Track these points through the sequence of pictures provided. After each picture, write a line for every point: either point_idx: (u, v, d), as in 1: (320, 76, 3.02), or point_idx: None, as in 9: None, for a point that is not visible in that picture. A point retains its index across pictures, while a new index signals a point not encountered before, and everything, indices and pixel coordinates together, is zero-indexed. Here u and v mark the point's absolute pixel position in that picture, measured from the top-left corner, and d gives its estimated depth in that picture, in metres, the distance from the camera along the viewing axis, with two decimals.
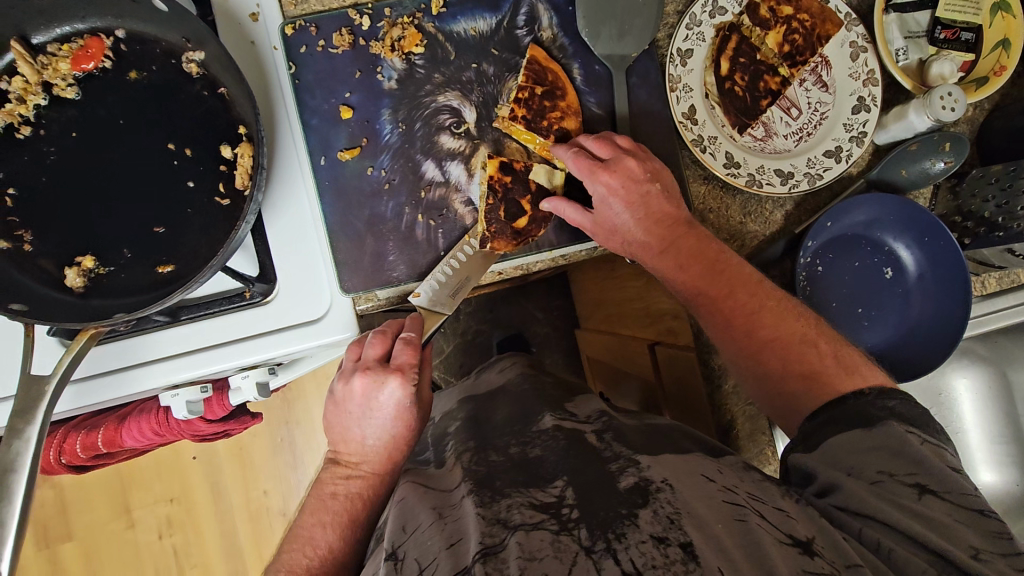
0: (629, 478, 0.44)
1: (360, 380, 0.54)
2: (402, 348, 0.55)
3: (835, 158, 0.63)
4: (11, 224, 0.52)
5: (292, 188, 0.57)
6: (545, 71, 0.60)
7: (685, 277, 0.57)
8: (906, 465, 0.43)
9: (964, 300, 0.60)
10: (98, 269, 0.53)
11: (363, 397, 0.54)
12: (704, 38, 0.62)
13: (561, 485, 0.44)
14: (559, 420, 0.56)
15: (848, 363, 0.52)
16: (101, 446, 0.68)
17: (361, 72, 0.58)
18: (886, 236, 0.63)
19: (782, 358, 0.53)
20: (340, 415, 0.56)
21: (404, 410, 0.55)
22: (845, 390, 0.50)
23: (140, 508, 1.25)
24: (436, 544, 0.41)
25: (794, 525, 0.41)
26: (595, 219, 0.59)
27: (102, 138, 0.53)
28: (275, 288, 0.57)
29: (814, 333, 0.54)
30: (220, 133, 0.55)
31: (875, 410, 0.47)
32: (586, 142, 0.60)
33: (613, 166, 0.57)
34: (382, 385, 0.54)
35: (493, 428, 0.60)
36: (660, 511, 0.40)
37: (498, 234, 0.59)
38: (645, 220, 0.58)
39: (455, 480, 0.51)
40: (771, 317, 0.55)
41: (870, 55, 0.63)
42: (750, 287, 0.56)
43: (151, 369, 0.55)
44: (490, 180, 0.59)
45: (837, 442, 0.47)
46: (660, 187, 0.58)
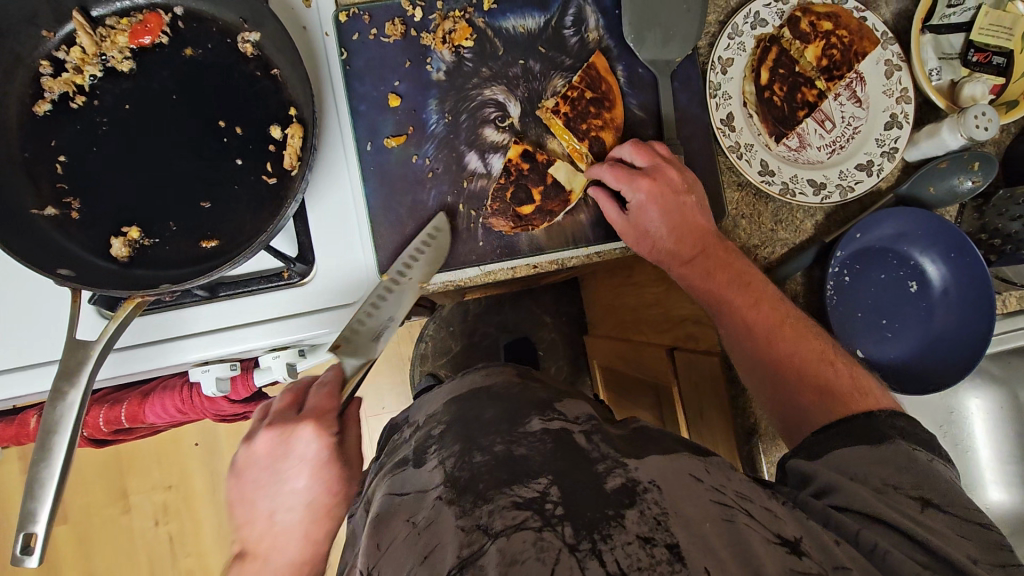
0: (616, 478, 0.42)
1: (265, 436, 0.49)
2: (313, 394, 0.51)
3: (867, 171, 0.64)
4: (60, 191, 0.52)
5: (337, 172, 0.58)
6: (600, 80, 0.62)
7: (711, 283, 0.58)
8: (913, 479, 0.43)
9: (988, 317, 0.61)
10: (143, 241, 0.53)
11: (269, 454, 0.48)
12: (745, 48, 0.64)
13: (545, 480, 0.42)
14: (548, 422, 0.50)
15: (861, 384, 0.52)
16: (123, 421, 0.68)
17: (410, 62, 0.59)
18: (912, 250, 0.64)
19: (798, 371, 0.53)
20: (245, 482, 0.48)
21: (317, 470, 0.48)
22: (857, 410, 0.49)
23: (138, 492, 1.24)
24: (410, 560, 0.38)
25: (782, 524, 0.40)
26: (628, 222, 0.60)
27: (154, 111, 0.54)
28: (314, 270, 0.57)
29: (832, 352, 0.55)
30: (271, 113, 0.55)
31: (885, 430, 0.47)
32: (622, 152, 0.61)
33: (652, 174, 0.59)
34: (292, 436, 0.48)
35: (479, 420, 0.52)
36: (646, 513, 0.39)
37: (498, 212, 0.60)
38: (677, 229, 0.59)
39: (430, 477, 0.46)
40: (792, 333, 0.55)
41: (904, 74, 0.65)
42: (772, 303, 0.57)
43: (188, 343, 0.55)
44: (509, 163, 0.61)
45: (846, 452, 0.46)
46: (695, 200, 0.60)
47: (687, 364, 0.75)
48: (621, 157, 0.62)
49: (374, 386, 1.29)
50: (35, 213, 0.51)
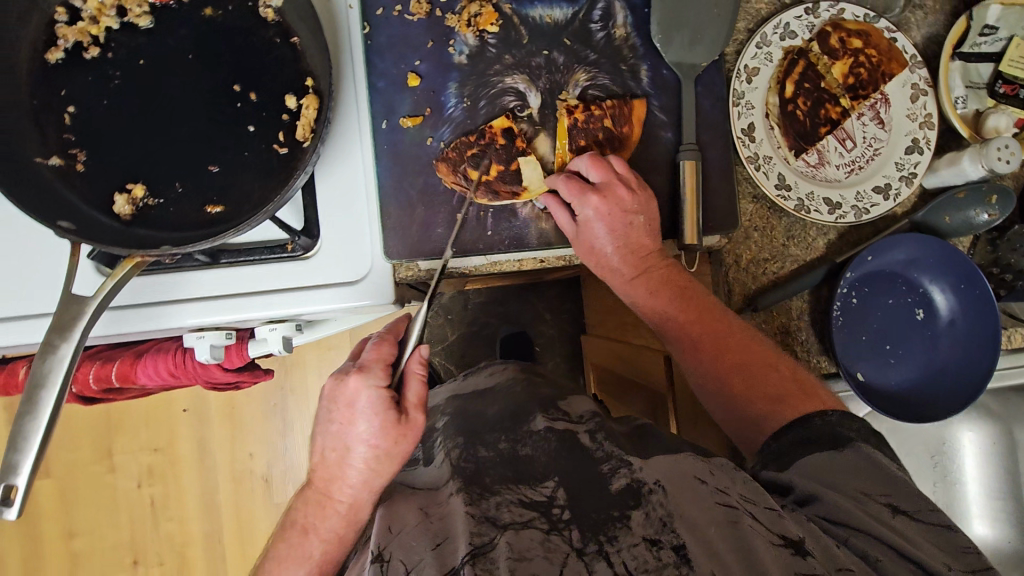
0: (621, 480, 0.44)
1: (330, 380, 0.50)
2: (371, 347, 0.50)
3: (883, 195, 0.64)
4: (66, 142, 0.51)
5: (349, 148, 0.57)
6: (626, 120, 0.61)
7: (656, 303, 0.57)
8: (879, 486, 0.45)
9: (995, 350, 0.61)
10: (147, 199, 0.52)
11: (330, 400, 0.49)
12: (772, 59, 0.63)
13: (552, 485, 0.45)
14: (552, 421, 0.54)
15: (806, 386, 0.53)
16: (114, 380, 0.67)
17: (433, 42, 0.58)
18: (922, 277, 0.64)
19: (746, 382, 0.54)
20: (319, 421, 0.50)
21: (359, 417, 0.47)
22: (811, 413, 0.50)
23: (123, 453, 1.24)
24: (421, 544, 0.40)
25: (786, 524, 0.40)
26: (578, 236, 0.57)
27: (169, 69, 0.53)
28: (317, 245, 0.56)
29: (775, 358, 0.55)
30: (288, 82, 0.54)
31: (841, 429, 0.48)
32: (578, 164, 0.58)
33: (603, 190, 0.56)
34: (341, 384, 0.48)
35: (486, 420, 0.57)
36: (653, 514, 0.41)
37: (450, 161, 0.59)
38: (625, 249, 0.57)
39: (443, 476, 0.50)
40: (738, 343, 0.55)
41: (930, 99, 0.64)
42: (718, 319, 0.56)
43: (184, 308, 0.55)
44: (488, 130, 0.59)
45: (808, 461, 0.47)
46: (645, 218, 0.57)
47: (685, 370, 0.75)
48: (579, 169, 0.58)
49: None
50: (39, 162, 0.50)
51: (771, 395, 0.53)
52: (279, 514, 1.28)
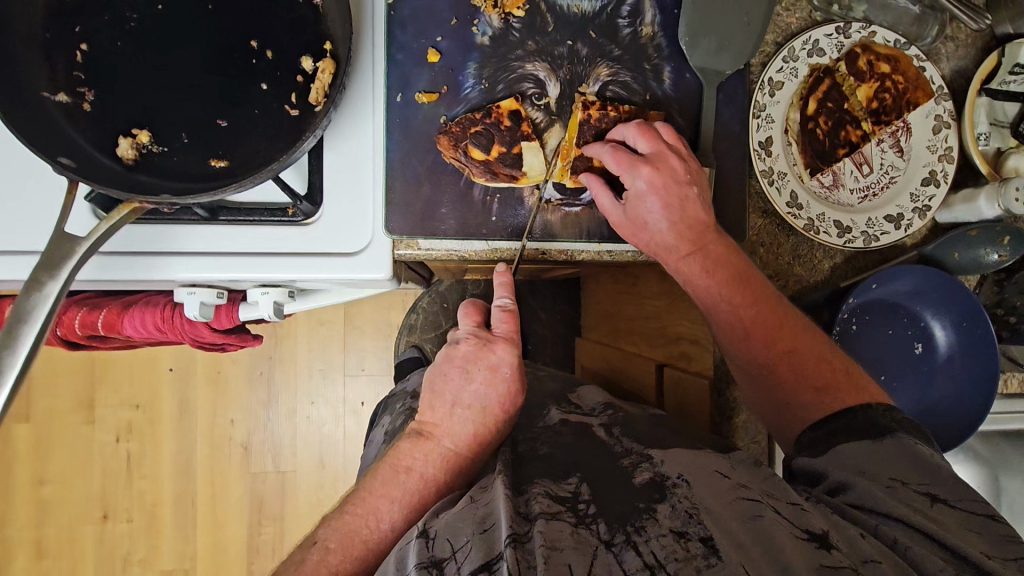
0: (644, 473, 0.44)
1: (466, 344, 0.53)
2: (502, 317, 0.55)
3: (895, 224, 0.63)
4: (74, 79, 0.50)
5: (360, 118, 0.56)
6: None
7: (710, 283, 0.54)
8: (917, 474, 0.44)
9: (988, 393, 0.60)
10: (151, 146, 0.52)
11: (465, 361, 0.53)
12: (798, 75, 0.62)
13: (575, 482, 0.44)
14: (567, 415, 0.57)
15: (857, 379, 0.52)
16: (99, 328, 0.65)
17: (457, 20, 0.58)
18: (925, 311, 0.63)
19: (795, 371, 0.52)
20: (441, 381, 0.52)
21: (503, 381, 0.52)
22: (854, 403, 0.50)
23: (104, 405, 1.23)
24: (468, 527, 0.39)
25: (808, 518, 0.40)
26: (627, 215, 0.55)
27: (187, 17, 0.52)
28: (319, 212, 0.55)
29: (828, 351, 0.53)
30: (306, 44, 0.54)
31: (884, 421, 0.48)
32: (623, 132, 0.57)
33: (657, 162, 0.54)
34: (488, 349, 0.53)
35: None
36: (679, 506, 0.40)
37: (452, 136, 0.57)
38: (679, 224, 0.54)
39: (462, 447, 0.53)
40: (790, 333, 0.54)
41: (952, 133, 0.63)
42: (773, 304, 0.54)
43: (178, 261, 0.54)
44: (496, 110, 0.57)
45: (848, 448, 0.47)
46: (698, 192, 0.55)
47: (676, 382, 0.75)
48: (622, 138, 0.57)
49: (358, 347, 1.28)
50: (46, 97, 0.49)
51: (820, 385, 0.51)
52: (253, 483, 1.27)
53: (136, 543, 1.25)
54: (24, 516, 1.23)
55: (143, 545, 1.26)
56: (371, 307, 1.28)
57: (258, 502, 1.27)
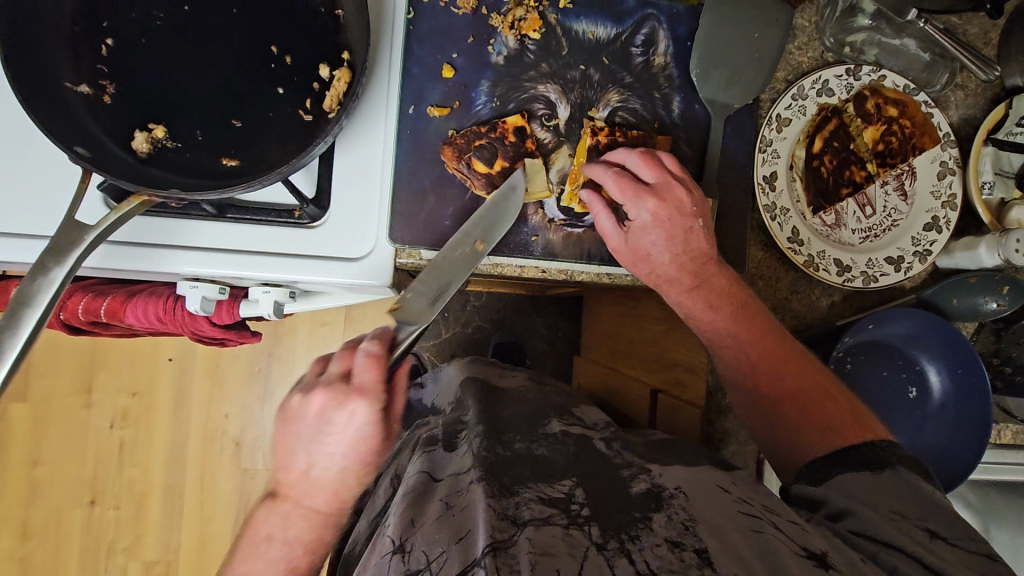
0: (641, 483, 0.45)
1: (318, 398, 0.48)
2: (364, 364, 0.48)
3: (895, 266, 0.63)
4: (97, 72, 0.52)
5: (372, 126, 0.57)
6: None
7: (713, 316, 0.55)
8: (920, 510, 0.43)
9: (980, 444, 0.59)
10: (166, 141, 0.53)
11: (317, 416, 0.47)
12: (806, 112, 0.63)
13: (569, 484, 0.44)
14: (568, 426, 0.56)
15: (862, 415, 0.50)
16: (101, 315, 0.66)
17: (474, 38, 0.59)
18: (920, 356, 0.63)
19: (800, 408, 0.51)
20: (292, 437, 0.48)
21: (362, 437, 0.47)
22: (858, 439, 0.47)
23: (101, 391, 1.24)
24: (445, 538, 0.39)
25: (808, 538, 0.40)
26: (629, 241, 0.56)
27: (211, 20, 0.54)
28: (325, 216, 0.57)
29: (833, 386, 0.52)
30: (325, 52, 0.55)
31: (889, 457, 0.46)
32: (629, 160, 0.56)
33: (661, 192, 0.54)
34: (304, 400, 0.48)
35: (500, 415, 0.57)
36: (674, 518, 0.40)
37: (457, 147, 0.58)
38: (681, 254, 0.55)
39: (463, 464, 0.48)
40: (794, 365, 0.53)
41: (955, 179, 0.64)
42: (776, 336, 0.54)
43: (182, 255, 0.55)
44: (501, 124, 0.58)
45: (848, 479, 0.45)
46: (703, 223, 0.55)
47: (669, 409, 0.75)
48: (625, 164, 0.57)
49: None
50: (68, 87, 0.51)
51: (825, 421, 0.49)
52: (243, 479, 1.27)
53: (122, 532, 1.25)
54: (13, 496, 1.23)
55: (128, 534, 1.26)
56: (373, 311, 1.29)
57: (246, 498, 1.27)
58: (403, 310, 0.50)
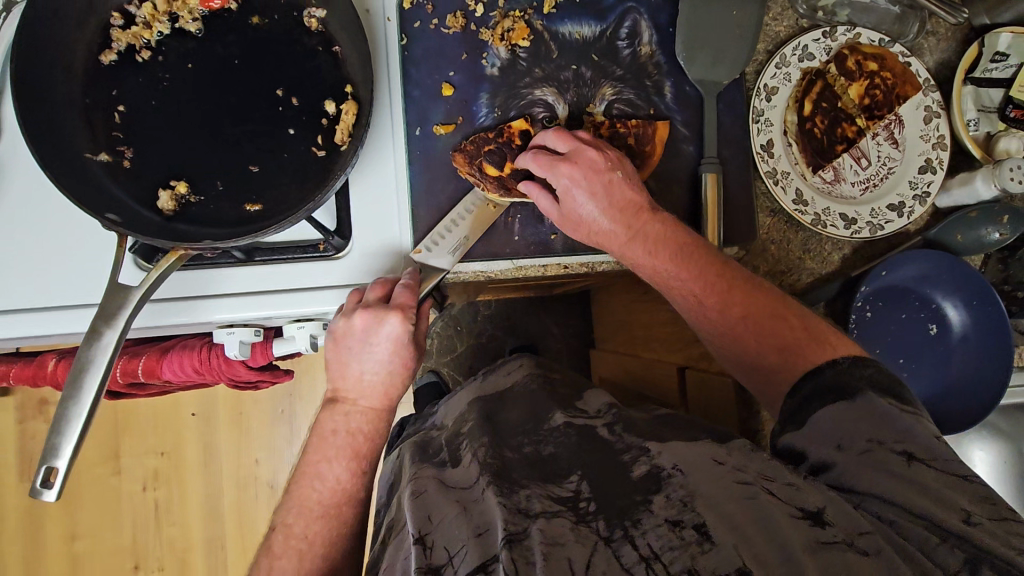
0: (641, 466, 0.46)
1: (360, 317, 0.54)
2: (401, 289, 0.55)
3: (898, 212, 0.66)
4: (114, 139, 0.54)
5: (382, 153, 0.59)
6: (650, 141, 0.62)
7: (654, 262, 0.55)
8: (893, 433, 0.42)
9: (1006, 369, 0.62)
10: (189, 196, 0.54)
11: (363, 332, 0.54)
12: (791, 79, 0.65)
13: (576, 480, 0.46)
14: (571, 417, 0.56)
15: (819, 335, 0.51)
16: (139, 375, 0.68)
17: (467, 54, 0.61)
18: (936, 293, 0.65)
19: (755, 333, 0.52)
20: (341, 359, 0.55)
21: (403, 348, 0.56)
22: (819, 361, 0.49)
23: (129, 455, 1.25)
24: (463, 532, 0.41)
25: (804, 496, 0.39)
26: (562, 211, 0.56)
27: (216, 74, 0.55)
28: (348, 246, 0.59)
29: (786, 308, 0.53)
30: (328, 89, 0.57)
31: (852, 379, 0.46)
32: (544, 139, 0.58)
33: (574, 158, 0.55)
34: (348, 321, 0.54)
35: (507, 423, 0.58)
36: (673, 496, 0.41)
37: (468, 155, 0.60)
38: (611, 209, 0.55)
39: (471, 476, 0.49)
40: (742, 297, 0.53)
41: (943, 121, 0.66)
42: (720, 270, 0.54)
43: (218, 304, 0.57)
44: (507, 129, 0.61)
45: (822, 417, 0.45)
46: (623, 175, 0.56)
47: (698, 383, 0.77)
48: (544, 143, 0.58)
49: None
50: (88, 157, 0.53)
51: (783, 345, 0.51)
52: None
53: None
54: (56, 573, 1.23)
55: None
56: None
57: None
58: (424, 258, 0.58)
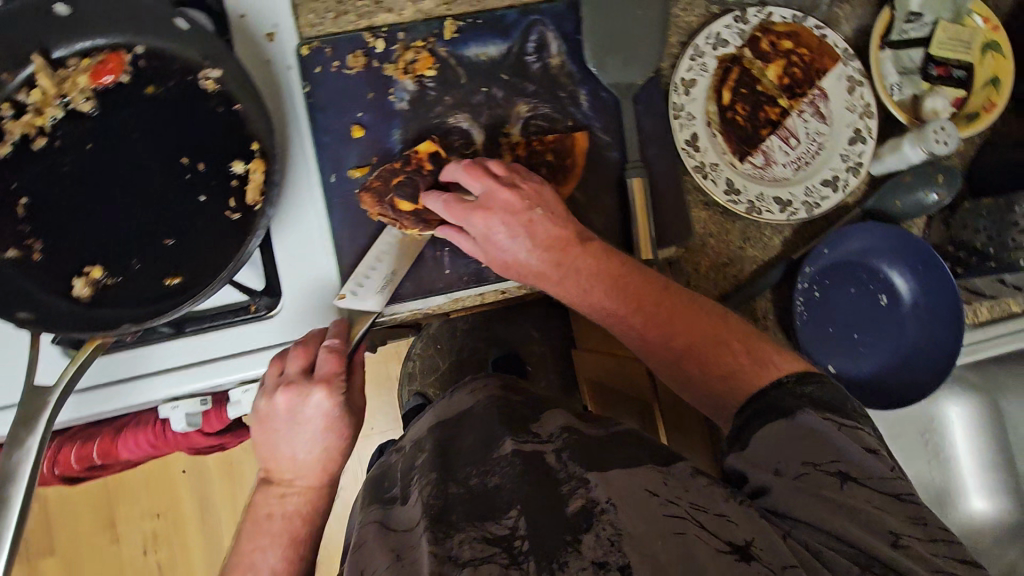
0: (577, 500, 0.45)
1: (282, 398, 0.53)
2: (325, 357, 0.53)
3: (832, 187, 0.65)
4: (22, 233, 0.52)
5: (300, 205, 0.58)
6: (569, 152, 0.62)
7: (589, 296, 0.55)
8: (828, 454, 0.44)
9: (958, 328, 0.62)
10: (106, 279, 0.53)
11: (287, 412, 0.53)
12: (708, 69, 0.64)
13: (514, 515, 0.45)
14: (521, 443, 0.53)
15: (761, 355, 0.51)
16: (96, 457, 0.66)
17: (374, 93, 0.60)
18: (880, 263, 0.65)
19: (701, 363, 0.53)
20: (270, 440, 0.54)
21: (333, 420, 0.55)
22: (765, 382, 0.49)
23: (125, 522, 1.23)
24: None
25: (733, 530, 0.42)
26: (487, 253, 0.56)
27: (117, 151, 0.54)
28: (280, 303, 0.58)
29: (726, 331, 0.53)
30: (233, 150, 0.56)
31: (794, 400, 0.47)
32: (454, 174, 0.56)
33: (488, 201, 0.55)
34: (271, 401, 0.53)
35: (457, 455, 0.55)
36: (602, 535, 0.42)
37: (377, 190, 0.59)
38: (537, 248, 0.55)
39: (413, 516, 0.49)
40: (683, 324, 0.53)
41: (866, 89, 0.65)
42: (659, 296, 0.54)
43: (154, 381, 0.56)
44: (415, 156, 0.59)
45: (762, 434, 0.47)
46: (542, 211, 0.56)
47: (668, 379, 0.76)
48: (455, 179, 0.57)
49: None
50: None
51: (726, 371, 0.51)
52: None
53: None
54: None
55: None
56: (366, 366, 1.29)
57: None
58: (351, 303, 0.56)
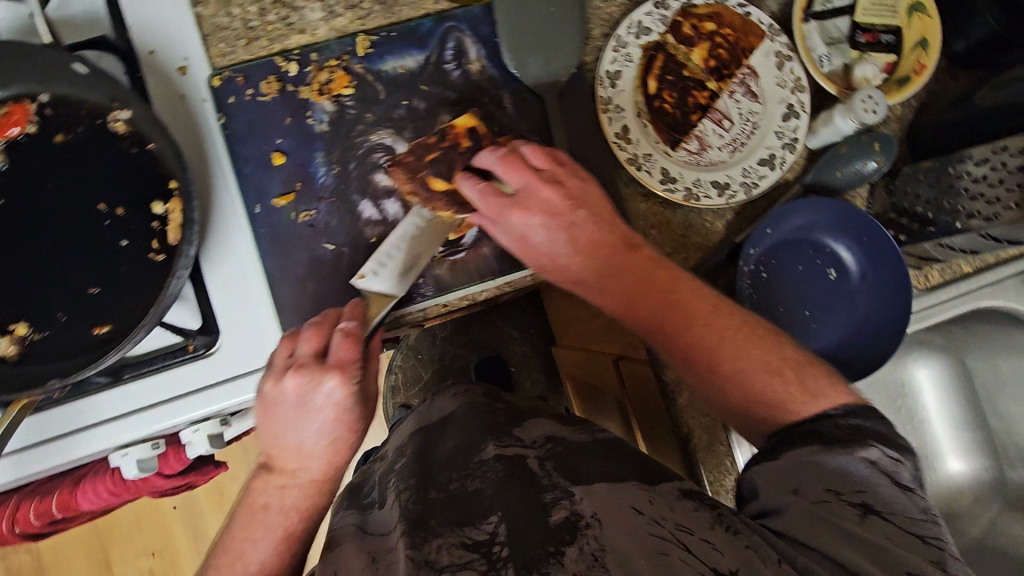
0: (560, 511, 0.42)
1: (293, 380, 0.51)
2: (340, 340, 0.52)
3: (770, 166, 0.64)
4: None
5: (229, 238, 0.58)
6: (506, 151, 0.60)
7: (617, 298, 0.54)
8: (853, 484, 0.42)
9: (906, 298, 0.61)
10: (32, 335, 0.52)
11: (297, 397, 0.51)
12: (632, 58, 0.63)
13: (495, 520, 0.42)
14: (502, 449, 0.51)
15: (812, 386, 0.48)
16: (55, 512, 0.65)
17: (291, 117, 0.59)
18: (825, 237, 0.64)
19: (742, 389, 0.49)
20: (275, 428, 0.52)
21: (346, 412, 0.52)
22: (807, 413, 0.47)
23: (122, 563, 1.22)
24: None
25: (717, 557, 0.38)
26: (519, 246, 0.56)
27: (30, 203, 0.53)
28: (218, 340, 0.57)
29: (778, 359, 0.50)
30: (150, 190, 0.54)
31: (840, 431, 0.45)
32: (489, 163, 0.56)
33: (524, 198, 0.54)
34: (279, 384, 0.51)
35: (437, 458, 0.53)
36: (585, 549, 0.38)
37: (409, 168, 0.59)
38: (574, 248, 0.54)
39: (392, 519, 0.48)
40: (718, 334, 0.51)
41: (796, 64, 0.64)
42: (701, 299, 0.52)
43: (96, 433, 0.55)
44: (452, 130, 0.60)
45: (799, 453, 0.45)
46: (586, 214, 0.55)
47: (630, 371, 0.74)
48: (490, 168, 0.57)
49: None
50: None
51: (764, 396, 0.49)
52: None
53: None
54: None
55: None
56: None
57: None
58: (368, 283, 0.57)
